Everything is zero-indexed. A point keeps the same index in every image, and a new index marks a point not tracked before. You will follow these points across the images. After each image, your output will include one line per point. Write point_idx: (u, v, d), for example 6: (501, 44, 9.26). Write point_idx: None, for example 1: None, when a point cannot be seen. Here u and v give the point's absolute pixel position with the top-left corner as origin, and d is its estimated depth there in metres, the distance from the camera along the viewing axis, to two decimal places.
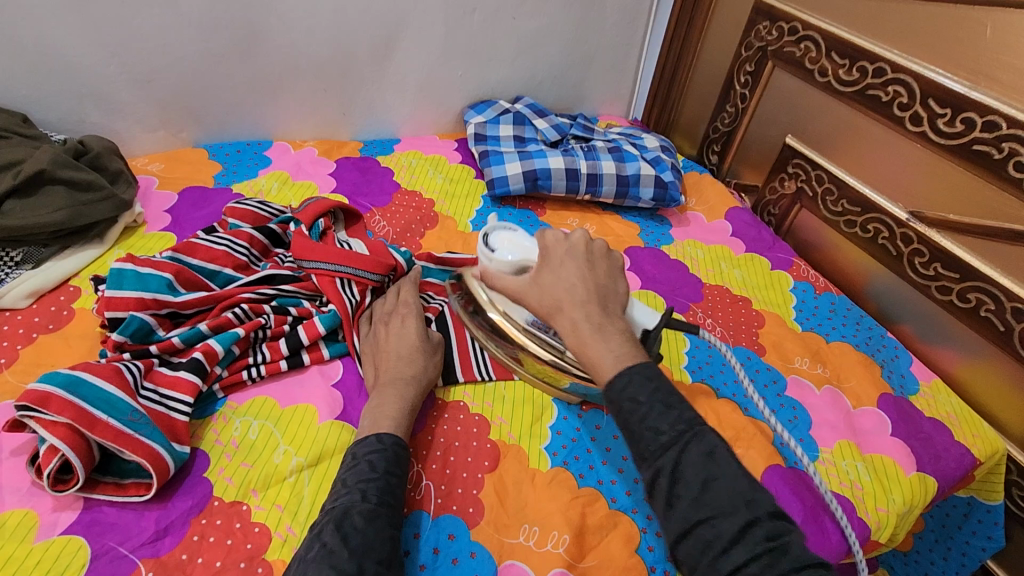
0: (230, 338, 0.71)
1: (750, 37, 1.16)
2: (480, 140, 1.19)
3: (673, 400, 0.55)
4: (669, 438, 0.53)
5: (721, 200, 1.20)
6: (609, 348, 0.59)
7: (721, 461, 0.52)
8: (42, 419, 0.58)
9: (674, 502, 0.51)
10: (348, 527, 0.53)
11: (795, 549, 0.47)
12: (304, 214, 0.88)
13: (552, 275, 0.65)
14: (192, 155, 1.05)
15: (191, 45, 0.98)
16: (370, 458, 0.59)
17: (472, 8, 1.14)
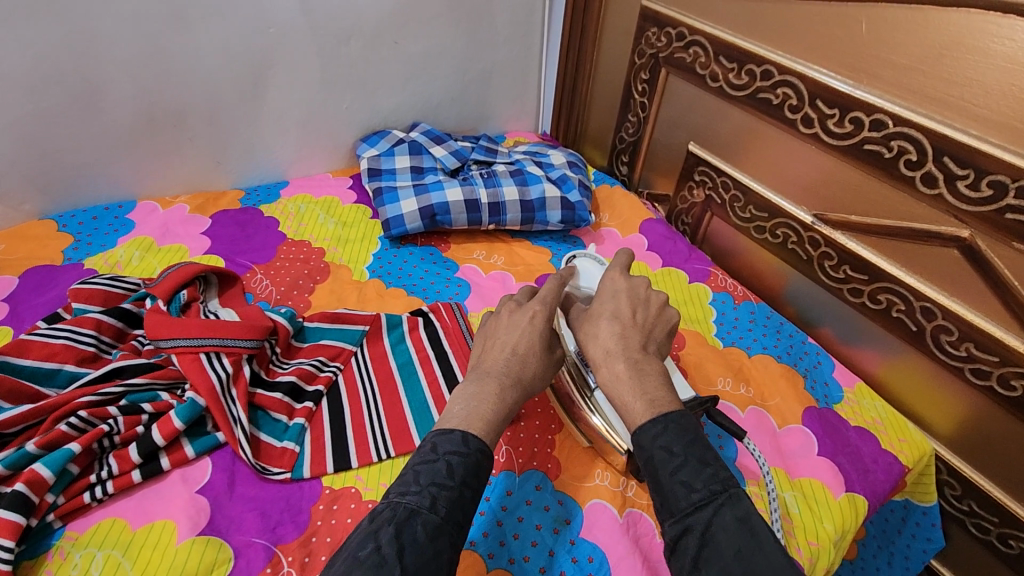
0: (62, 457, 0.60)
1: (641, 44, 1.11)
2: (374, 175, 1.11)
3: (710, 456, 0.50)
4: (702, 497, 0.48)
5: (634, 213, 1.16)
6: (643, 391, 0.56)
7: (757, 531, 0.45)
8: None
9: (699, 566, 0.45)
10: (407, 537, 0.46)
11: None
12: (160, 288, 0.78)
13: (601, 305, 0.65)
14: (38, 230, 0.93)
15: (15, 107, 0.86)
16: (448, 460, 0.51)
17: (346, 36, 1.05)
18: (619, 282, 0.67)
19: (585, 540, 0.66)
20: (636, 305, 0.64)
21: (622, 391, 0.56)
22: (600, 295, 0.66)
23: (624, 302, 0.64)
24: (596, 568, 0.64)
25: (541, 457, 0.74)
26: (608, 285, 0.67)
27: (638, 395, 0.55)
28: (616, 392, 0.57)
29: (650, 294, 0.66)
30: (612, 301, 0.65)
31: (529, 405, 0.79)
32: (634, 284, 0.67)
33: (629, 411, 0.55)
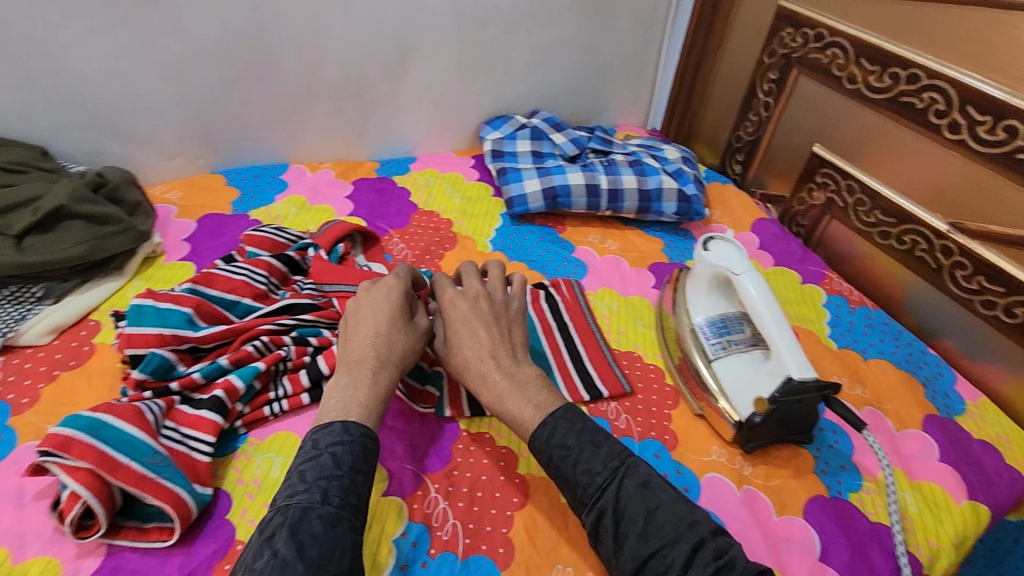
0: (252, 372, 0.70)
1: (773, 43, 1.12)
2: (497, 156, 1.17)
3: (599, 439, 0.59)
4: (604, 479, 0.56)
5: (746, 212, 1.17)
6: (528, 399, 0.63)
7: (655, 489, 0.55)
8: (64, 465, 0.56)
9: (621, 540, 0.53)
10: (303, 533, 0.48)
11: (740, 561, 0.50)
12: (323, 239, 0.87)
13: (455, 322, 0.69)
14: (211, 182, 1.05)
15: (206, 73, 0.97)
16: (333, 450, 0.54)
17: (485, 23, 1.12)
18: (461, 303, 0.71)
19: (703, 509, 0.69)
20: (480, 312, 0.70)
21: (513, 404, 0.63)
22: (450, 318, 0.70)
23: (474, 314, 0.70)
24: None
25: (659, 428, 0.78)
26: (450, 302, 0.71)
27: (526, 403, 0.62)
28: (505, 398, 0.63)
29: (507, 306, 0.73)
30: (460, 312, 0.70)
31: (647, 380, 0.84)
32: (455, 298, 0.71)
33: (520, 417, 0.62)
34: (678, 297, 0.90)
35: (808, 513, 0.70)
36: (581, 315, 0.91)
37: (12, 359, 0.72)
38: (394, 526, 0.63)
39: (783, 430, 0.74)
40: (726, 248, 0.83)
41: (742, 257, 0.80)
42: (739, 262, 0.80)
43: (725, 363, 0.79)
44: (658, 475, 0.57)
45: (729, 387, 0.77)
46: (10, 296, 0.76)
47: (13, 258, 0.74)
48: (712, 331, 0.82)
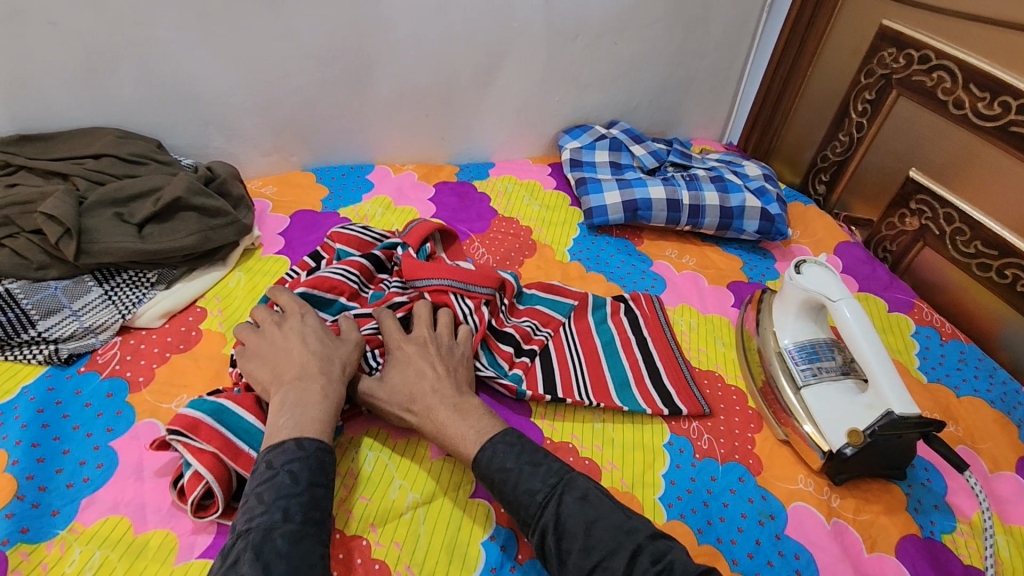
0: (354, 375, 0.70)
1: (872, 63, 1.10)
2: (576, 166, 1.18)
3: (538, 457, 0.59)
4: (544, 496, 0.56)
5: (829, 233, 1.14)
6: (471, 425, 0.62)
7: (595, 502, 0.55)
8: (190, 445, 0.59)
9: (565, 557, 0.53)
10: (269, 553, 0.47)
11: (679, 565, 0.50)
12: (413, 238, 0.89)
13: (394, 362, 0.69)
14: (303, 180, 1.09)
15: (308, 75, 1.02)
16: (290, 468, 0.53)
17: (575, 34, 1.13)
18: (404, 344, 0.70)
19: (790, 537, 0.68)
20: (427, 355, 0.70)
21: (457, 432, 0.62)
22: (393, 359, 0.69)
23: (419, 357, 0.69)
24: (803, 566, 0.66)
25: (742, 451, 0.77)
26: (399, 348, 0.70)
27: (468, 429, 0.62)
28: (448, 427, 0.63)
29: (440, 341, 0.72)
30: (411, 354, 0.69)
31: (729, 402, 0.83)
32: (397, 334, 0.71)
33: (460, 443, 0.62)
34: (761, 320, 0.88)
35: (899, 551, 0.68)
36: (661, 333, 0.89)
37: (129, 340, 0.77)
38: (483, 528, 0.64)
39: (876, 464, 0.72)
40: (820, 273, 0.81)
41: (838, 282, 0.79)
42: (834, 287, 0.78)
43: (816, 390, 0.77)
44: (595, 487, 0.58)
45: (818, 416, 0.75)
46: (128, 280, 0.80)
47: (135, 244, 0.78)
48: (801, 356, 0.81)
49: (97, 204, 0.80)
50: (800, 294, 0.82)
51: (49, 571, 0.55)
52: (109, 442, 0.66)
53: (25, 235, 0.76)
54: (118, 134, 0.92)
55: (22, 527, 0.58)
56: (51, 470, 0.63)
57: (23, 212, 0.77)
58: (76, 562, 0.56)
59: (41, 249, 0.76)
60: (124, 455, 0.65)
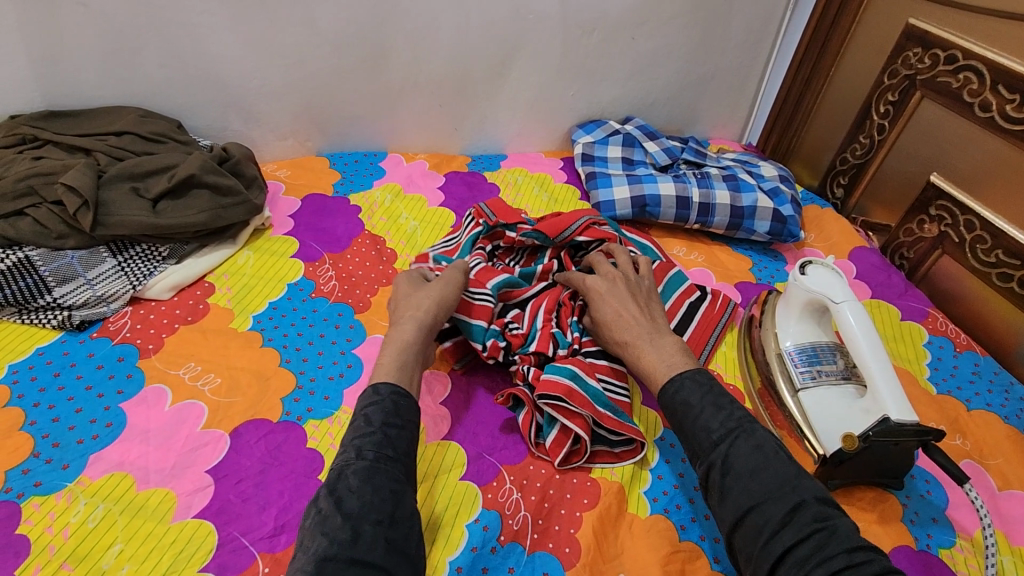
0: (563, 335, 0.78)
1: (897, 63, 1.07)
2: (588, 160, 1.18)
3: (722, 401, 0.58)
4: (719, 434, 0.56)
5: (845, 237, 1.11)
6: (663, 358, 0.66)
7: (770, 453, 0.53)
8: (566, 408, 0.69)
9: (726, 493, 0.53)
10: (342, 490, 0.49)
11: (844, 530, 0.47)
12: (511, 217, 0.91)
13: (598, 298, 0.76)
14: (316, 165, 1.11)
15: (325, 61, 1.04)
16: (366, 412, 0.55)
17: (591, 28, 1.13)
18: (602, 282, 0.77)
19: None
20: (624, 289, 0.76)
21: (648, 359, 0.67)
22: (592, 295, 0.77)
23: (616, 291, 0.75)
24: None
25: None
26: (596, 287, 0.77)
27: (660, 359, 0.66)
28: (642, 358, 0.68)
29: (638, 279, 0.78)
30: (608, 290, 0.76)
31: None
32: (616, 279, 0.77)
33: (653, 372, 0.65)
34: (766, 318, 0.87)
35: (891, 564, 0.66)
36: (712, 328, 0.89)
37: (138, 310, 0.79)
38: (468, 511, 0.65)
39: (871, 471, 0.70)
40: (824, 274, 0.79)
41: (842, 284, 0.77)
42: (834, 288, 0.77)
43: (813, 395, 0.75)
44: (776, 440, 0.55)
45: (814, 419, 0.74)
46: (140, 253, 0.83)
47: (148, 218, 0.81)
48: (801, 359, 0.79)
49: (115, 178, 0.83)
50: (802, 296, 0.81)
51: (55, 521, 0.58)
52: (119, 404, 0.69)
53: (47, 206, 0.79)
54: (140, 113, 0.95)
55: (33, 480, 0.61)
56: (64, 427, 0.66)
57: (45, 183, 0.80)
58: (81, 513, 0.59)
59: (60, 220, 0.79)
60: (132, 417, 0.68)
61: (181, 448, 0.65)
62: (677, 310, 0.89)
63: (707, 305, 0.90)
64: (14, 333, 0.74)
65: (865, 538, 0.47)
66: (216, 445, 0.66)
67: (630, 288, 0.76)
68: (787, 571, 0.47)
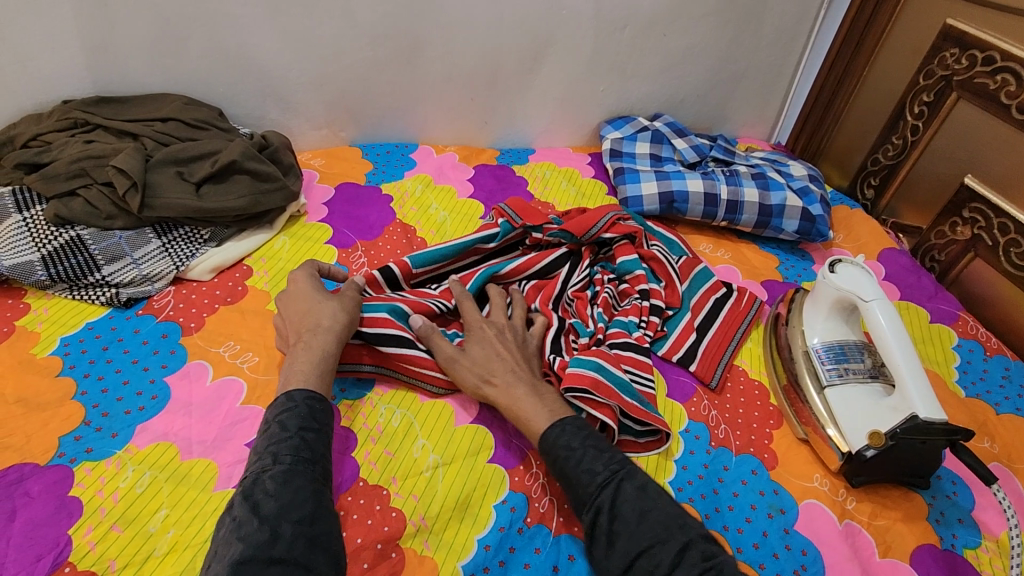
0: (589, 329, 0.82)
1: (933, 64, 1.06)
2: (616, 156, 1.19)
3: (603, 444, 0.61)
4: (604, 478, 0.58)
5: (874, 238, 1.10)
6: (544, 406, 0.66)
7: (652, 494, 0.57)
8: (592, 400, 0.70)
9: (614, 539, 0.55)
10: (258, 494, 0.50)
11: (728, 567, 0.50)
12: (535, 218, 0.91)
13: (477, 343, 0.72)
14: (350, 154, 1.14)
15: (361, 53, 1.06)
16: (279, 420, 0.58)
17: (623, 24, 1.13)
18: (488, 329, 0.74)
19: (799, 533, 0.67)
20: (503, 338, 0.73)
21: (528, 407, 0.66)
22: (473, 336, 0.73)
23: (499, 339, 0.73)
24: (810, 562, 0.65)
25: (761, 445, 0.76)
26: (479, 329, 0.74)
27: (541, 408, 0.66)
28: (521, 401, 0.67)
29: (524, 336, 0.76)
30: (490, 336, 0.73)
31: (750, 396, 0.82)
32: (503, 327, 0.75)
33: (534, 420, 0.65)
34: (794, 316, 0.87)
35: (914, 561, 0.66)
36: (738, 324, 0.89)
37: (181, 290, 0.82)
38: (496, 493, 0.66)
39: (897, 470, 0.70)
40: (855, 273, 0.79)
41: (874, 284, 0.77)
42: (868, 289, 0.76)
43: (841, 393, 0.76)
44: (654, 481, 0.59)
45: (841, 417, 0.74)
46: (183, 235, 0.86)
47: (191, 202, 0.84)
48: (829, 356, 0.79)
49: (161, 162, 0.86)
50: (834, 294, 0.80)
51: (106, 485, 0.61)
52: (163, 377, 0.72)
53: (97, 187, 0.83)
54: (184, 100, 0.98)
55: (85, 446, 0.64)
56: (112, 398, 0.69)
57: (97, 165, 0.84)
58: (129, 479, 0.62)
59: (110, 201, 0.82)
60: (175, 391, 0.70)
61: (222, 422, 0.68)
62: (705, 301, 0.91)
63: (732, 302, 0.92)
64: (66, 308, 0.78)
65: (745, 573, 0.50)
66: (254, 420, 0.69)
67: (514, 339, 0.74)
68: None
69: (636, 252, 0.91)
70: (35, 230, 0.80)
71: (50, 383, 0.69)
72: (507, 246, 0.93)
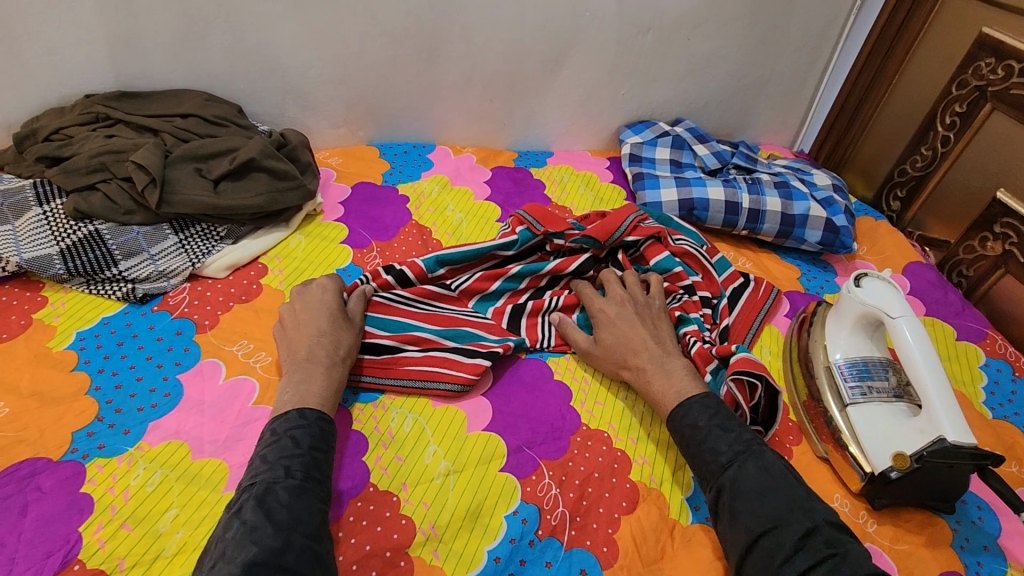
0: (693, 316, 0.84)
1: (966, 74, 1.03)
2: (635, 161, 1.17)
3: (731, 424, 0.64)
4: (728, 458, 0.61)
5: (900, 251, 1.07)
6: (673, 385, 0.69)
7: (776, 476, 0.59)
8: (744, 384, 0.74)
9: (737, 515, 0.57)
10: (271, 502, 0.51)
11: (853, 556, 0.52)
12: (558, 224, 0.89)
13: (605, 330, 0.77)
14: (367, 153, 1.14)
15: (381, 52, 1.05)
16: (292, 434, 0.57)
17: (647, 27, 1.12)
18: (609, 310, 0.78)
19: None
20: (627, 316, 0.77)
21: (658, 387, 0.70)
22: (602, 324, 0.78)
23: (622, 320, 0.77)
24: None
25: None
26: (602, 315, 0.78)
27: (670, 387, 0.69)
28: (651, 382, 0.71)
29: (647, 304, 0.79)
30: (614, 317, 0.77)
31: None
32: (624, 307, 0.78)
33: (661, 397, 0.69)
34: (814, 332, 0.85)
35: None
36: (748, 331, 0.88)
37: (196, 287, 0.82)
38: (507, 503, 0.65)
39: (922, 492, 0.68)
40: (881, 288, 0.77)
41: (902, 299, 0.75)
42: (897, 305, 0.74)
43: (864, 411, 0.73)
44: (782, 462, 0.61)
45: (863, 436, 0.72)
46: (200, 232, 0.86)
47: (209, 199, 0.84)
48: (851, 373, 0.77)
49: (180, 158, 0.86)
50: (861, 310, 0.77)
51: (117, 482, 0.61)
52: (176, 375, 0.72)
53: (117, 181, 0.83)
54: (205, 96, 0.98)
55: (97, 443, 0.64)
56: (125, 394, 0.69)
57: (116, 160, 0.84)
58: (140, 477, 0.61)
59: (128, 196, 0.83)
60: (188, 389, 0.70)
61: (234, 421, 0.68)
62: (724, 287, 0.92)
63: (751, 291, 0.93)
64: (82, 302, 0.78)
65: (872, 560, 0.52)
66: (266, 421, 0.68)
67: (636, 314, 0.77)
68: None
69: (666, 249, 0.91)
70: (55, 224, 0.80)
71: (65, 378, 0.69)
72: (526, 252, 0.91)
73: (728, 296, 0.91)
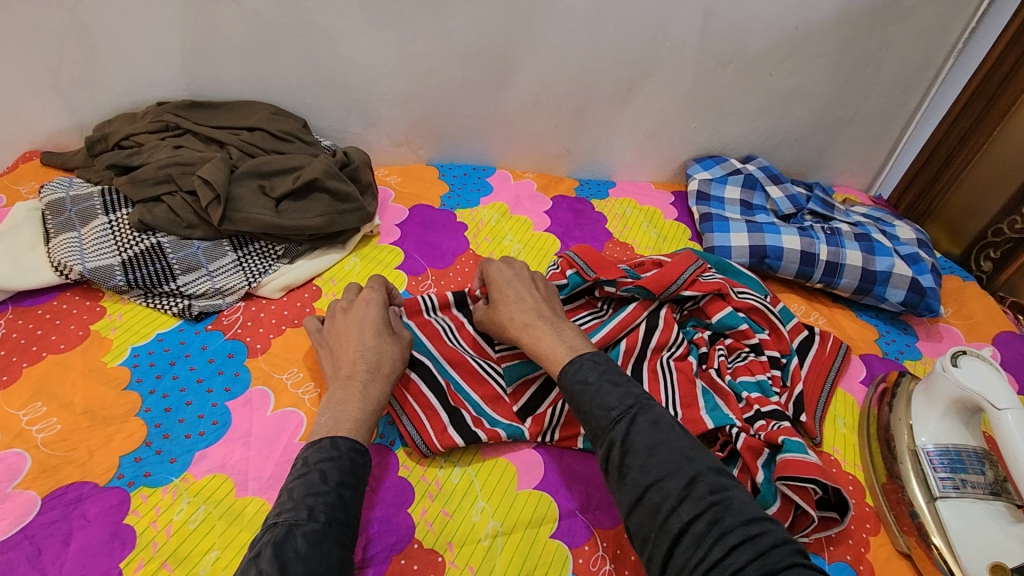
0: (751, 388, 0.78)
1: None
2: (703, 199, 1.11)
3: (619, 380, 0.60)
4: (618, 413, 0.56)
5: (990, 318, 0.99)
6: (563, 339, 0.66)
7: (666, 429, 0.55)
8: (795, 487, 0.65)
9: (625, 471, 0.53)
10: (288, 553, 0.46)
11: (736, 502, 0.49)
12: (609, 271, 0.85)
13: (503, 290, 0.73)
14: (426, 174, 1.11)
15: (450, 73, 1.03)
16: (321, 467, 0.53)
17: (728, 60, 1.06)
18: (508, 270, 0.76)
19: None
20: (524, 278, 0.75)
21: (546, 342, 0.66)
22: (496, 285, 0.75)
23: (518, 280, 0.74)
24: None
25: (856, 554, 0.68)
26: (500, 273, 0.75)
27: (560, 342, 0.66)
28: (541, 338, 0.67)
29: (537, 276, 0.76)
30: (508, 277, 0.75)
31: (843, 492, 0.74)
32: (523, 270, 0.76)
33: (553, 354, 0.65)
34: (899, 407, 0.78)
35: None
36: (819, 397, 0.81)
37: (251, 306, 0.81)
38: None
39: None
40: (982, 370, 0.70)
41: (1005, 386, 0.67)
42: (1000, 393, 0.66)
43: (955, 509, 0.67)
44: (671, 416, 0.57)
45: (956, 540, 0.65)
46: (258, 249, 0.84)
47: (270, 218, 0.83)
48: (942, 463, 0.70)
49: (245, 174, 0.85)
50: (956, 391, 0.70)
51: (160, 516, 0.59)
52: (226, 401, 0.70)
53: (181, 195, 0.82)
54: (272, 110, 0.97)
55: (144, 470, 0.62)
56: (174, 418, 0.67)
57: (183, 172, 0.83)
58: (183, 512, 0.60)
59: (192, 210, 0.82)
60: (236, 418, 0.68)
61: (280, 457, 0.65)
62: (791, 340, 0.86)
63: (818, 347, 0.86)
64: (139, 315, 0.77)
65: (757, 507, 0.50)
66: None
67: (529, 279, 0.75)
68: (684, 547, 0.48)
69: (728, 306, 0.85)
70: (118, 234, 0.80)
71: (117, 396, 0.68)
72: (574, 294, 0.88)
73: (796, 350, 0.85)
